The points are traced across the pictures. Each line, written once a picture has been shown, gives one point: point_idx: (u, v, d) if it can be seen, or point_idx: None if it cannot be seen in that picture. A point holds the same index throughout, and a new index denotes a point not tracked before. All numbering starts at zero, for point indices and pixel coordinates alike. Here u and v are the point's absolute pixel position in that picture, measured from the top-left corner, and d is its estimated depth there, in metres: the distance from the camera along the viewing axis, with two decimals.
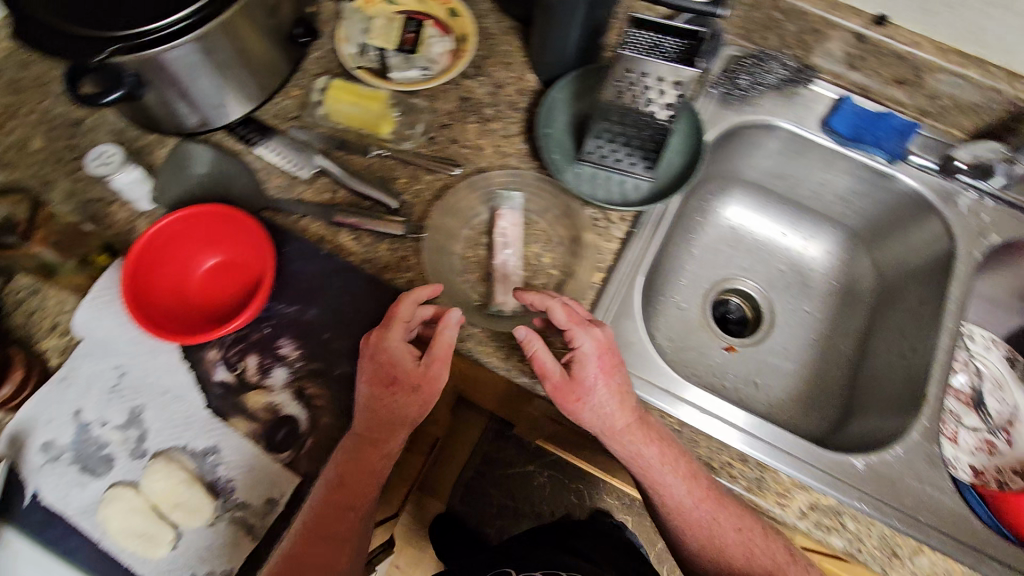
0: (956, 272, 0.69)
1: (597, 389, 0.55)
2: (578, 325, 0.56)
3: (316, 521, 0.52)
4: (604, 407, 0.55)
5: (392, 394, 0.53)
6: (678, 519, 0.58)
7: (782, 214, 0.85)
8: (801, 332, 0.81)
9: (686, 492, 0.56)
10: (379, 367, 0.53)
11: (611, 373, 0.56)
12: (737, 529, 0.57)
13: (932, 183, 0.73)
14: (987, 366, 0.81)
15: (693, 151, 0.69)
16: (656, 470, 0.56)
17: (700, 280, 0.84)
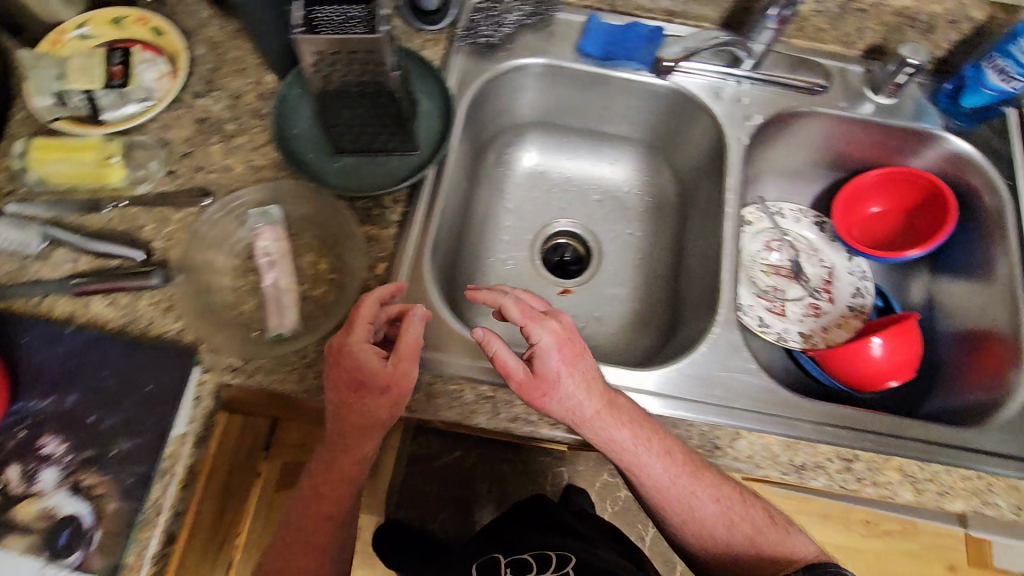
0: (730, 161, 0.72)
1: (563, 380, 0.54)
2: (534, 320, 0.56)
3: (282, 533, 0.58)
4: (573, 397, 0.54)
5: (362, 398, 0.53)
6: (661, 499, 0.57)
7: (579, 145, 0.86)
8: (626, 254, 0.83)
9: (664, 470, 0.55)
10: (342, 373, 0.53)
11: (576, 362, 0.55)
12: (716, 500, 0.57)
13: (691, 82, 0.75)
14: (799, 237, 0.86)
15: (449, 112, 0.67)
16: (631, 453, 0.55)
17: (522, 232, 0.83)
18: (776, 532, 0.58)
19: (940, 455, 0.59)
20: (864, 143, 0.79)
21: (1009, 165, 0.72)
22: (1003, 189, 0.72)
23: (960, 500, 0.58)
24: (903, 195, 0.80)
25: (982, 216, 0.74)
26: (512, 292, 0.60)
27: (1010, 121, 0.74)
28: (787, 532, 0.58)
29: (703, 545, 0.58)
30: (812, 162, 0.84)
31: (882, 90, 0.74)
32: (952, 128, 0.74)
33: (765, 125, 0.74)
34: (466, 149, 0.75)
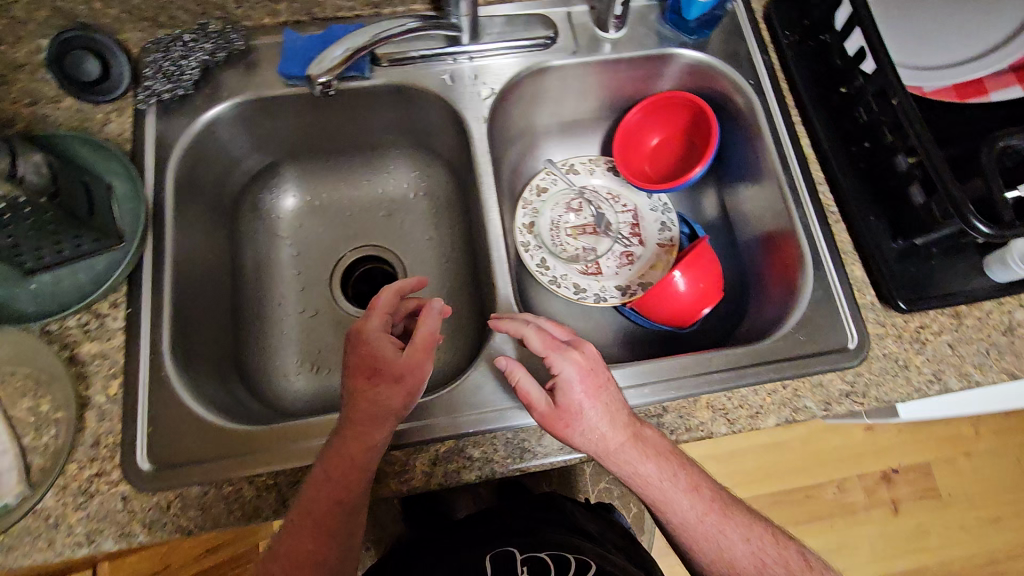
0: (476, 149, 0.69)
1: (586, 410, 0.52)
2: (556, 351, 0.55)
3: (333, 490, 0.50)
4: (591, 434, 0.52)
5: (370, 387, 0.52)
6: (692, 542, 0.52)
7: (346, 165, 0.80)
8: (427, 264, 0.79)
9: (691, 505, 0.52)
10: (358, 368, 0.52)
11: (598, 394, 0.53)
12: (746, 540, 0.52)
13: (414, 73, 0.69)
14: (597, 189, 0.84)
15: (138, 191, 0.59)
16: (655, 487, 0.52)
17: (311, 276, 0.78)
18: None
19: (743, 376, 0.59)
20: (619, 79, 0.76)
21: (749, 65, 0.72)
22: (748, 89, 0.71)
23: (772, 415, 0.59)
24: (672, 121, 0.79)
25: (741, 121, 0.73)
26: (534, 323, 0.60)
27: (740, 20, 0.73)
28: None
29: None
30: (583, 111, 0.81)
31: (609, 26, 0.71)
32: (685, 43, 0.73)
33: (503, 95, 0.71)
34: (200, 216, 0.68)
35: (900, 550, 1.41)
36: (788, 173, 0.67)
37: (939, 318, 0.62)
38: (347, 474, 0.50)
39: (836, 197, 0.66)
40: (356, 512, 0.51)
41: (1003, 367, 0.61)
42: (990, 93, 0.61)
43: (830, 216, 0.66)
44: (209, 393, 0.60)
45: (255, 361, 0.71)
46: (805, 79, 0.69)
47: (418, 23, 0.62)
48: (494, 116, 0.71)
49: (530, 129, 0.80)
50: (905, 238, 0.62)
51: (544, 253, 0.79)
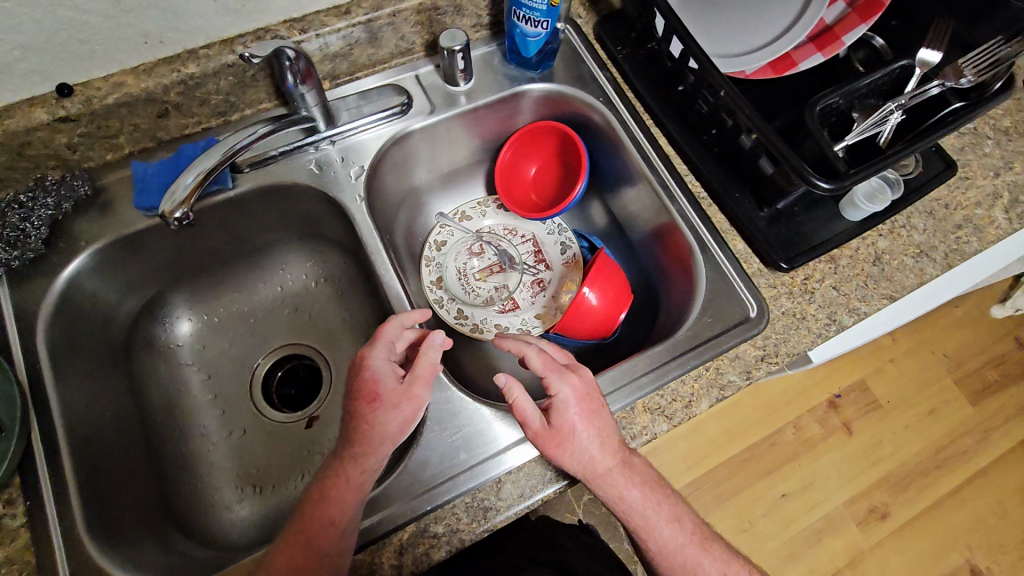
0: (360, 228, 0.69)
1: (579, 433, 0.55)
2: (555, 373, 0.58)
3: (327, 507, 0.53)
4: (578, 460, 0.55)
5: (370, 411, 0.55)
6: (668, 570, 0.57)
7: (235, 273, 0.77)
8: (345, 347, 0.78)
9: (671, 534, 0.57)
10: (364, 393, 0.56)
11: (592, 419, 0.56)
12: (722, 574, 0.57)
13: (279, 171, 0.68)
14: (493, 228, 0.85)
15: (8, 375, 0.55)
16: (637, 515, 0.57)
17: (230, 396, 0.75)
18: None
19: (669, 371, 0.63)
20: (482, 124, 0.79)
21: (594, 84, 0.77)
22: (599, 105, 0.76)
23: (703, 399, 0.62)
24: (543, 149, 0.82)
25: (603, 135, 0.78)
26: (536, 343, 0.62)
27: (575, 45, 0.78)
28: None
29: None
30: (457, 160, 0.83)
31: (457, 80, 0.73)
32: (532, 77, 0.77)
33: (375, 168, 0.72)
34: (87, 376, 0.64)
35: (864, 466, 1.52)
36: (655, 173, 0.72)
37: (818, 267, 0.68)
38: (340, 492, 0.54)
39: (702, 182, 0.71)
40: (351, 533, 0.54)
41: (882, 293, 0.68)
42: (800, 63, 0.67)
43: (702, 202, 0.71)
44: (148, 562, 0.56)
45: (193, 502, 0.67)
46: (646, 84, 0.75)
47: (268, 127, 0.61)
48: (371, 191, 0.72)
49: (412, 189, 0.81)
50: (769, 205, 0.68)
51: (459, 304, 0.80)
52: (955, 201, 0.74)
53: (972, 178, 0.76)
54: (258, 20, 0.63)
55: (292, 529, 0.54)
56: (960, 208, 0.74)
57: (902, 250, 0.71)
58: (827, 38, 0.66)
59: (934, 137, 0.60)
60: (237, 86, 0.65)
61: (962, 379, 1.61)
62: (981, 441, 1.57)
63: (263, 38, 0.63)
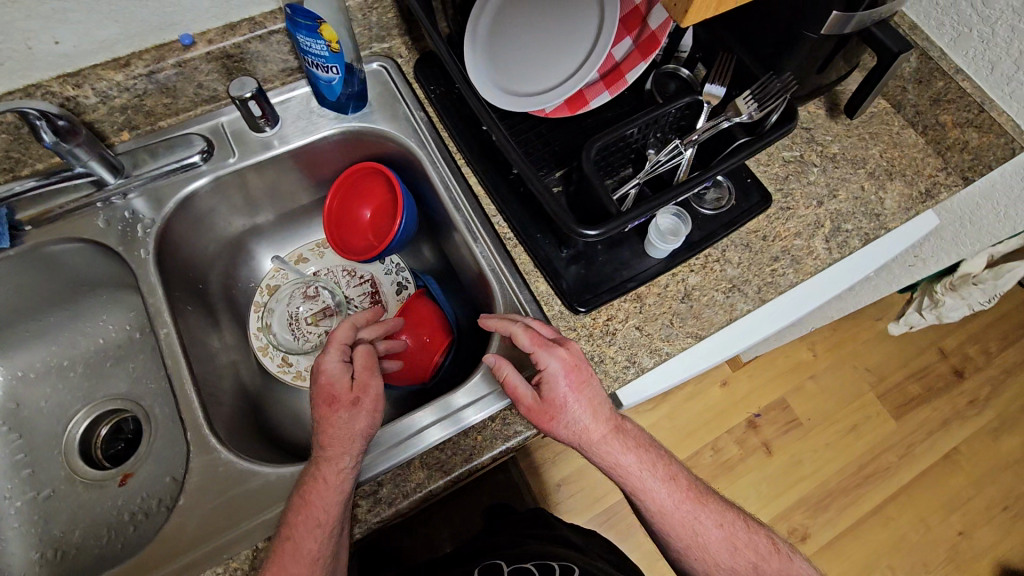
0: (144, 282, 0.66)
1: (571, 405, 0.57)
2: (543, 347, 0.59)
3: (317, 511, 0.52)
4: (572, 431, 0.58)
5: (335, 413, 0.54)
6: (666, 525, 0.62)
7: (50, 327, 0.76)
8: (167, 399, 0.77)
9: (667, 493, 0.62)
10: (324, 395, 0.55)
11: (583, 389, 0.58)
12: (718, 526, 0.63)
13: (66, 227, 0.67)
14: (330, 271, 0.85)
15: None
16: (634, 477, 0.60)
17: (38, 455, 0.73)
18: (777, 560, 0.64)
19: (459, 419, 0.61)
20: (301, 167, 0.78)
21: (407, 124, 0.76)
22: (412, 145, 0.75)
23: (486, 451, 0.59)
24: (372, 190, 0.82)
25: (423, 174, 0.77)
26: (523, 320, 0.63)
27: (391, 86, 0.78)
28: (783, 560, 0.64)
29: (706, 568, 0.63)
30: (288, 204, 0.82)
31: (263, 126, 0.72)
32: (346, 120, 0.76)
33: (169, 220, 0.70)
34: None
35: (786, 487, 1.49)
36: (462, 214, 0.72)
37: (622, 306, 0.67)
38: (328, 494, 0.52)
39: (508, 224, 0.70)
40: (342, 530, 0.54)
41: (688, 331, 0.67)
42: (591, 101, 0.67)
43: (508, 243, 0.70)
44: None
45: None
46: (456, 122, 0.73)
47: (30, 183, 0.62)
48: (169, 243, 0.70)
49: (238, 235, 0.80)
50: (569, 245, 0.67)
51: (284, 351, 0.77)
52: (773, 232, 0.73)
53: (794, 208, 0.75)
54: (27, 77, 0.61)
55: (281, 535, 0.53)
56: (778, 239, 0.72)
57: (714, 285, 0.69)
58: (613, 77, 0.66)
59: (722, 165, 0.57)
60: (15, 143, 0.64)
61: (885, 394, 1.59)
62: (905, 456, 1.54)
63: (32, 96, 0.62)
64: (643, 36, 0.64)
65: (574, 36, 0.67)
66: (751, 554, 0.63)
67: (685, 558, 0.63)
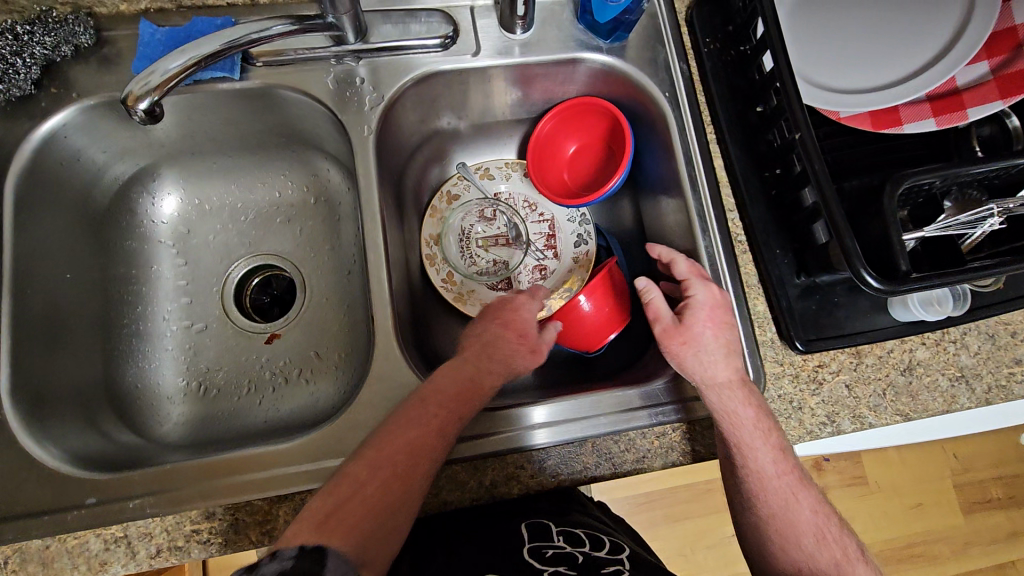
0: (363, 158, 0.62)
1: (704, 336, 0.55)
2: (697, 279, 0.58)
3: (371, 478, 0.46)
4: (698, 365, 0.55)
5: (515, 345, 0.57)
6: (757, 489, 0.53)
7: (236, 165, 0.73)
8: (325, 273, 0.75)
9: (772, 462, 0.53)
10: (513, 322, 0.59)
11: (720, 327, 0.56)
12: (813, 510, 0.53)
13: (294, 75, 0.63)
14: (512, 197, 0.78)
15: None
16: (746, 430, 0.53)
17: (198, 287, 0.72)
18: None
19: (630, 420, 0.57)
20: (531, 81, 0.70)
21: (665, 74, 0.67)
22: (663, 102, 0.66)
23: (658, 459, 0.56)
24: (588, 128, 0.74)
25: (661, 134, 0.67)
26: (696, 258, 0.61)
27: (659, 23, 0.67)
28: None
29: (784, 551, 0.53)
30: (493, 113, 0.75)
31: (515, 27, 0.65)
32: (599, 47, 0.67)
33: (393, 98, 0.64)
34: (56, 229, 0.62)
35: None
36: (697, 199, 0.63)
37: (838, 357, 0.60)
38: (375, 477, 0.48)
39: (745, 225, 0.62)
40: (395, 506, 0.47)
41: (897, 409, 0.60)
42: (905, 123, 0.56)
43: (736, 246, 0.62)
44: (79, 447, 0.55)
45: (135, 387, 0.66)
46: (723, 91, 0.65)
47: (287, 27, 0.53)
48: (385, 125, 0.65)
49: (437, 131, 0.74)
50: (808, 275, 0.59)
51: (451, 268, 0.74)
52: None
53: None
54: None
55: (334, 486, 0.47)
56: None
57: (941, 367, 0.61)
58: (948, 103, 0.55)
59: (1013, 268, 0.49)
60: None
61: (962, 485, 1.49)
62: (957, 552, 1.51)
63: None
64: (1008, 70, 0.53)
65: (911, 43, 0.57)
66: (839, 554, 0.52)
67: (760, 530, 0.54)
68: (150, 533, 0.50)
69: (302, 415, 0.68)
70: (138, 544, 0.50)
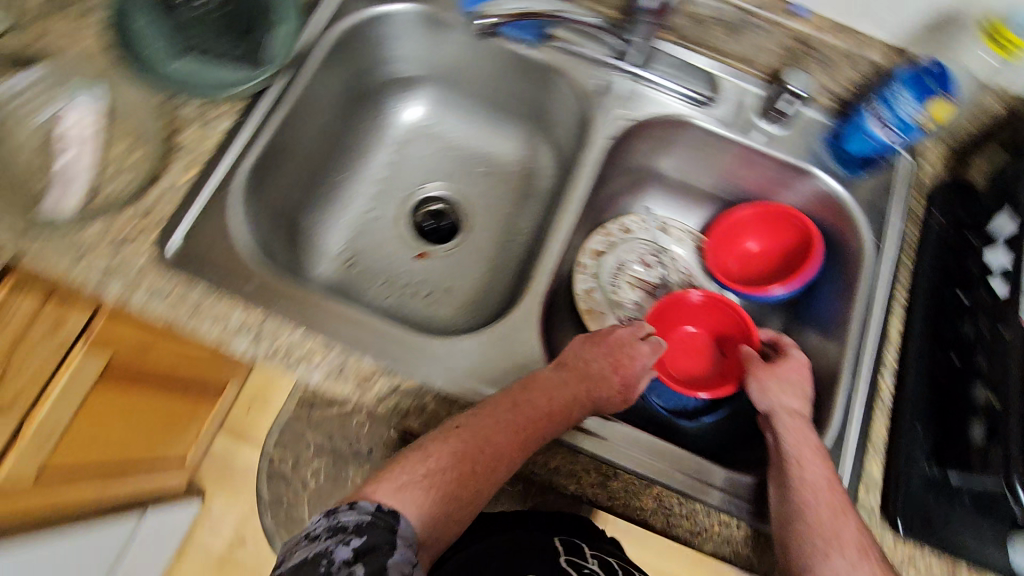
0: (586, 153, 0.70)
1: (788, 379, 0.60)
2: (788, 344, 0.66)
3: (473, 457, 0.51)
4: (780, 392, 0.59)
5: (614, 387, 0.60)
6: (806, 496, 0.52)
7: (476, 111, 0.83)
8: (492, 229, 0.82)
9: (827, 482, 0.53)
10: (622, 367, 0.62)
11: (802, 382, 0.61)
12: (860, 530, 0.51)
13: (573, 63, 0.71)
14: (677, 258, 0.82)
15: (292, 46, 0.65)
16: (809, 443, 0.55)
17: (391, 187, 0.82)
18: None
19: (702, 493, 0.56)
20: (755, 171, 0.75)
21: (882, 222, 0.68)
22: (868, 246, 0.68)
23: (711, 543, 0.55)
24: (777, 236, 0.76)
25: (852, 272, 0.69)
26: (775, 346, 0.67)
27: (896, 177, 0.70)
28: None
29: None
30: (702, 182, 0.80)
31: (767, 118, 0.71)
32: (833, 171, 0.70)
33: (639, 118, 0.71)
34: (335, 86, 0.74)
35: None
36: (857, 342, 0.64)
37: (931, 562, 0.56)
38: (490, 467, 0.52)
39: (895, 390, 0.61)
40: (467, 494, 0.51)
41: None
42: None
43: (876, 401, 0.61)
44: (260, 245, 0.64)
45: (306, 232, 0.75)
46: (932, 263, 0.66)
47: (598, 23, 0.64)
48: (621, 137, 0.71)
49: (649, 169, 0.80)
50: (940, 466, 0.57)
51: (596, 287, 0.78)
52: None
53: None
54: None
55: (441, 449, 0.52)
56: None
57: None
58: None
59: None
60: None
61: None
62: None
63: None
64: None
65: None
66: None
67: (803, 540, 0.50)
68: (277, 336, 0.57)
69: (417, 326, 0.73)
70: (264, 339, 0.57)
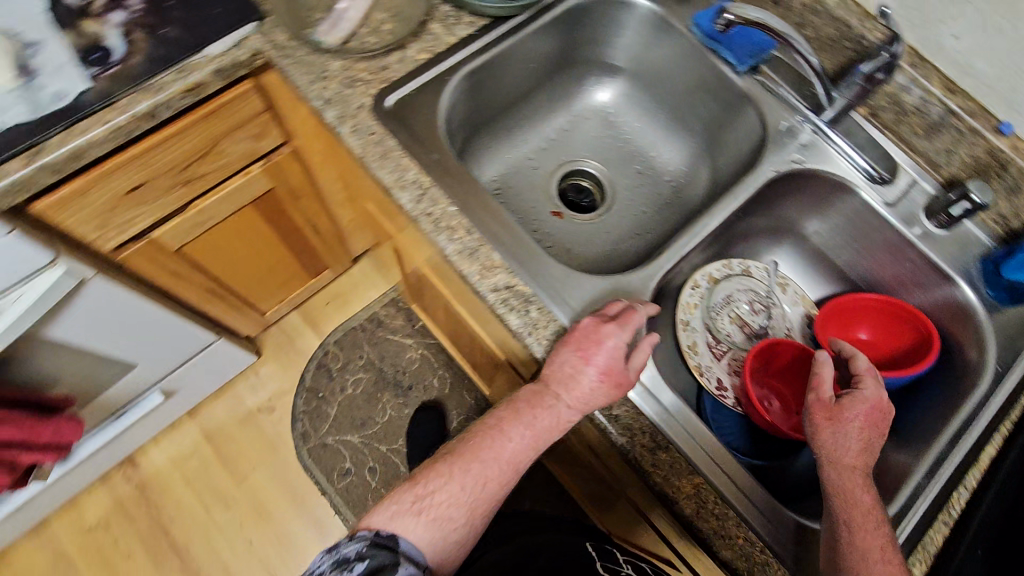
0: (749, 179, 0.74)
1: (853, 423, 0.56)
2: (870, 376, 0.60)
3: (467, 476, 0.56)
4: (846, 440, 0.55)
5: (597, 381, 0.55)
6: (857, 566, 0.50)
7: (657, 116, 0.90)
8: (627, 217, 0.87)
9: (877, 551, 0.51)
10: (593, 359, 0.56)
11: (869, 429, 0.56)
12: None
13: (768, 101, 0.77)
14: (785, 319, 0.81)
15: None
16: (861, 507, 0.53)
17: (557, 148, 0.91)
18: None
19: (740, 501, 0.58)
20: (898, 262, 0.76)
21: (1012, 355, 0.67)
22: (989, 370, 0.67)
23: (729, 549, 0.56)
24: (894, 334, 0.76)
25: (962, 389, 0.68)
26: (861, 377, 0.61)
27: None
28: None
29: None
30: (840, 256, 0.82)
31: (935, 219, 0.73)
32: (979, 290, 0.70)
33: (807, 169, 0.75)
34: (556, 44, 0.83)
35: None
36: (943, 449, 0.63)
37: None
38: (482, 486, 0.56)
39: (967, 508, 0.60)
40: (466, 506, 0.55)
41: None
42: None
43: (944, 509, 0.60)
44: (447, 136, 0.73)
45: (476, 150, 0.84)
46: None
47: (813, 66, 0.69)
48: (785, 179, 0.75)
49: (793, 224, 0.83)
50: None
51: (699, 311, 0.76)
52: None
53: None
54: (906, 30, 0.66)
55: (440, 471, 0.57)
56: None
57: None
58: None
59: None
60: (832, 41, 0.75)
61: None
62: None
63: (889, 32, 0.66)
64: None
65: None
66: None
67: None
68: (435, 202, 0.65)
69: None
70: (426, 200, 0.65)
